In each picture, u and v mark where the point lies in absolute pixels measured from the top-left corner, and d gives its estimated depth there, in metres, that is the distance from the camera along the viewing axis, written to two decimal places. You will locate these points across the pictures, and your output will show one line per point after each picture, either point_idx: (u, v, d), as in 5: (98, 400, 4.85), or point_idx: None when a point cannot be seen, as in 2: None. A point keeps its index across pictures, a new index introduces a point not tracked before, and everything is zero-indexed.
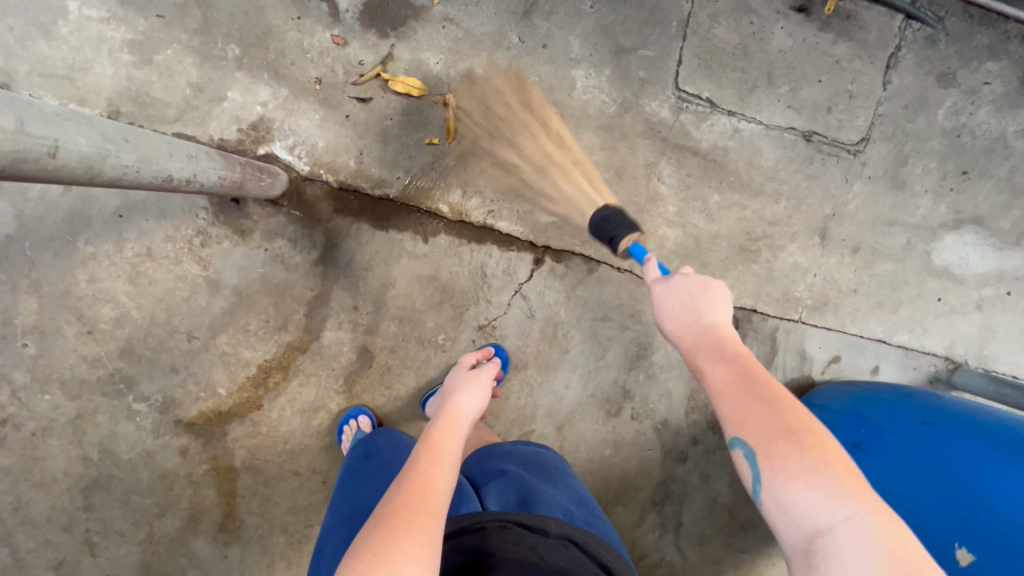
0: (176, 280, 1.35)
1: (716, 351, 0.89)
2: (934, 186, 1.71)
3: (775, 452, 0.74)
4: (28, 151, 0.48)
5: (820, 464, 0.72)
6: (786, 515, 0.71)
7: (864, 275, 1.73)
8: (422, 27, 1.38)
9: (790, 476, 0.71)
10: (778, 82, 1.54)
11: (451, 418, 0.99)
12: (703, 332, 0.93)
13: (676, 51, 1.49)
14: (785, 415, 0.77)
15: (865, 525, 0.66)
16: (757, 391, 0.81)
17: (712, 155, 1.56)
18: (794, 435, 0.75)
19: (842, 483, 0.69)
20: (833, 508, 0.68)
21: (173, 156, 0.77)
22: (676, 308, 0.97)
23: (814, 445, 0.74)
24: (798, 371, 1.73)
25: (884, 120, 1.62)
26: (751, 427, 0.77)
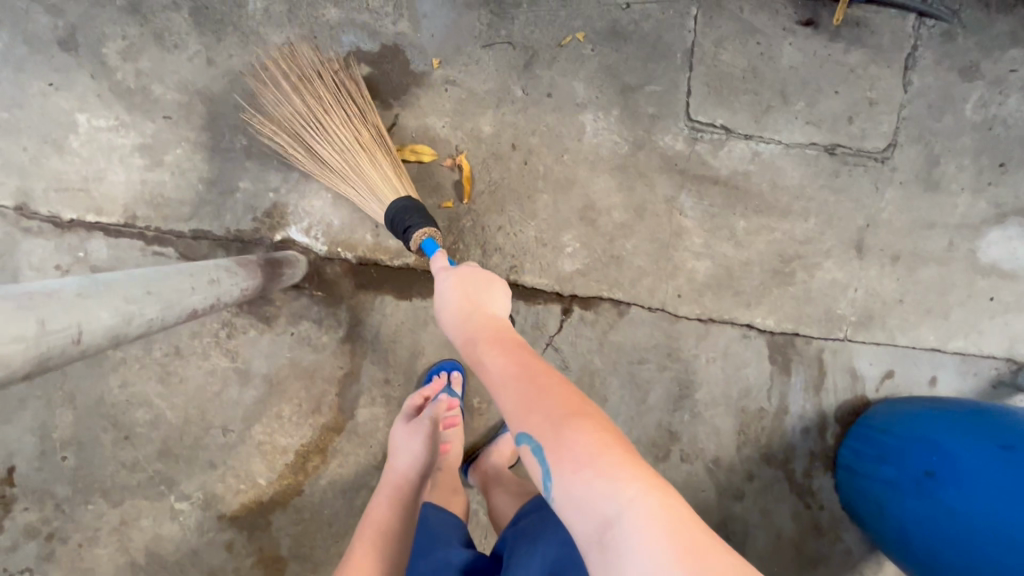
0: (206, 374, 1.34)
1: (500, 344, 0.84)
2: (971, 182, 1.63)
3: (551, 439, 0.67)
4: (52, 349, 0.46)
5: (595, 445, 0.65)
6: (574, 509, 0.64)
7: (907, 282, 1.65)
8: (425, 93, 1.36)
9: (570, 462, 0.65)
10: (793, 99, 1.49)
11: (390, 489, 1.12)
12: (478, 322, 0.91)
13: (684, 82, 1.45)
14: (559, 397, 0.72)
15: (639, 504, 0.60)
16: (530, 376, 0.77)
17: (734, 181, 1.51)
18: (555, 421, 0.69)
19: (618, 466, 0.63)
20: (611, 491, 0.61)
21: (188, 284, 0.74)
22: (462, 306, 0.94)
23: (581, 427, 0.67)
24: (850, 391, 1.64)
25: (908, 123, 1.55)
26: (533, 418, 0.70)
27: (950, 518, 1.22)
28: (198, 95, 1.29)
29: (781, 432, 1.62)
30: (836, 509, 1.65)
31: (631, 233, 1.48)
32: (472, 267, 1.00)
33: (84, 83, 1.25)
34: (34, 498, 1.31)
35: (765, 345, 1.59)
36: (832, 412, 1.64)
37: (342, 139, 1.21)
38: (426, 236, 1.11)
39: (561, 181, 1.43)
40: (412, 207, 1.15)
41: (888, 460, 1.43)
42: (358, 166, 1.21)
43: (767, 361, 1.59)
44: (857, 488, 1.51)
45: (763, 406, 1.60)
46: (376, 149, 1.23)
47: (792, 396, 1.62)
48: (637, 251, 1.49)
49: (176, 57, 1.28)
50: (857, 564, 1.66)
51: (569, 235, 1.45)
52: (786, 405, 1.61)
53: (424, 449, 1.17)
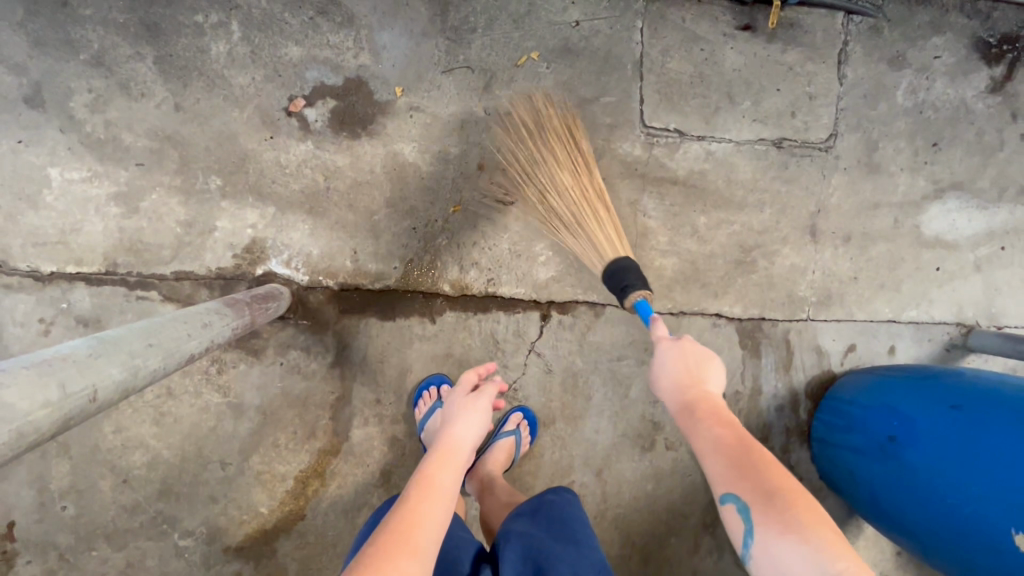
0: (200, 412, 1.37)
1: (714, 414, 0.96)
2: (909, 163, 1.75)
3: (767, 509, 0.80)
4: (72, 409, 0.51)
5: (804, 520, 0.78)
6: (776, 573, 0.77)
7: (860, 261, 1.76)
8: (391, 121, 1.42)
9: (776, 526, 0.78)
10: (739, 99, 1.59)
11: (446, 449, 1.04)
12: (698, 396, 1.00)
13: (636, 92, 1.53)
14: (770, 475, 0.84)
15: (847, 573, 0.71)
16: (742, 450, 0.89)
17: (691, 181, 1.60)
18: (775, 496, 0.81)
19: (822, 541, 0.75)
20: (815, 561, 0.73)
21: (184, 329, 0.78)
22: (681, 375, 1.04)
23: (802, 506, 0.80)
24: (817, 367, 1.75)
25: (847, 113, 1.67)
26: (744, 486, 0.83)
27: (913, 478, 1.31)
28: (169, 140, 1.32)
29: (757, 411, 1.71)
30: (815, 479, 1.75)
31: None
32: (693, 341, 1.09)
33: (54, 138, 1.28)
34: (37, 550, 1.32)
35: (734, 332, 1.68)
36: (802, 388, 1.74)
37: (571, 193, 1.33)
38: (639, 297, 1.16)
39: None
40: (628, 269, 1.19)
41: (855, 429, 1.52)
42: (584, 222, 1.31)
43: (738, 347, 1.68)
44: (830, 457, 1.61)
45: (738, 389, 1.69)
46: (600, 208, 1.32)
47: (764, 377, 1.71)
48: None
49: (144, 106, 1.31)
50: (839, 528, 1.76)
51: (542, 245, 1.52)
52: (759, 386, 1.71)
53: (482, 425, 1.15)
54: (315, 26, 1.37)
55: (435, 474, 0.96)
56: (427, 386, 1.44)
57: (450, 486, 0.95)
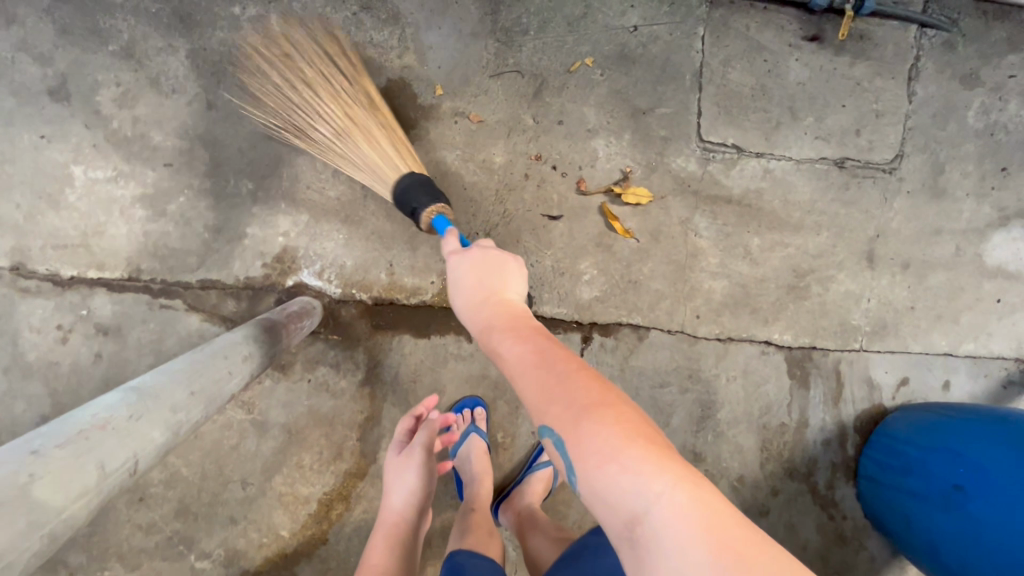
0: (222, 428, 1.29)
1: (513, 333, 0.79)
2: (975, 188, 1.64)
3: (572, 437, 0.62)
4: (120, 472, 0.57)
5: (618, 439, 0.60)
6: (601, 505, 0.59)
7: (918, 289, 1.66)
8: (434, 126, 1.33)
9: (593, 454, 0.60)
10: (802, 116, 1.49)
11: (385, 527, 1.12)
12: (493, 310, 0.85)
13: (694, 103, 1.43)
14: (575, 386, 0.67)
15: (671, 501, 0.55)
16: (552, 364, 0.71)
17: (746, 200, 1.50)
18: (581, 412, 0.63)
19: (638, 457, 0.58)
20: (638, 488, 0.56)
21: (224, 366, 0.87)
22: (473, 293, 0.88)
23: (608, 419, 0.62)
24: (868, 401, 1.65)
25: (914, 133, 1.56)
26: (553, 411, 0.65)
27: (986, 535, 1.21)
28: (199, 140, 1.24)
29: (803, 445, 1.62)
30: (860, 518, 1.66)
31: (648, 257, 1.46)
32: (489, 246, 0.93)
33: (79, 134, 1.20)
34: (46, 569, 1.26)
35: (783, 361, 1.59)
36: (851, 422, 1.64)
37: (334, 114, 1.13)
38: (435, 213, 1.04)
39: (575, 209, 1.41)
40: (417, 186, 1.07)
41: (913, 472, 1.43)
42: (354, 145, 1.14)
43: (786, 377, 1.59)
44: (882, 500, 1.51)
45: (784, 421, 1.60)
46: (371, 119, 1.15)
47: (812, 409, 1.62)
48: (654, 275, 1.47)
49: (175, 102, 1.23)
50: (882, 570, 1.67)
51: (586, 263, 1.43)
52: (807, 418, 1.62)
53: (420, 483, 1.15)
54: (358, 22, 1.28)
55: (367, 555, 1.06)
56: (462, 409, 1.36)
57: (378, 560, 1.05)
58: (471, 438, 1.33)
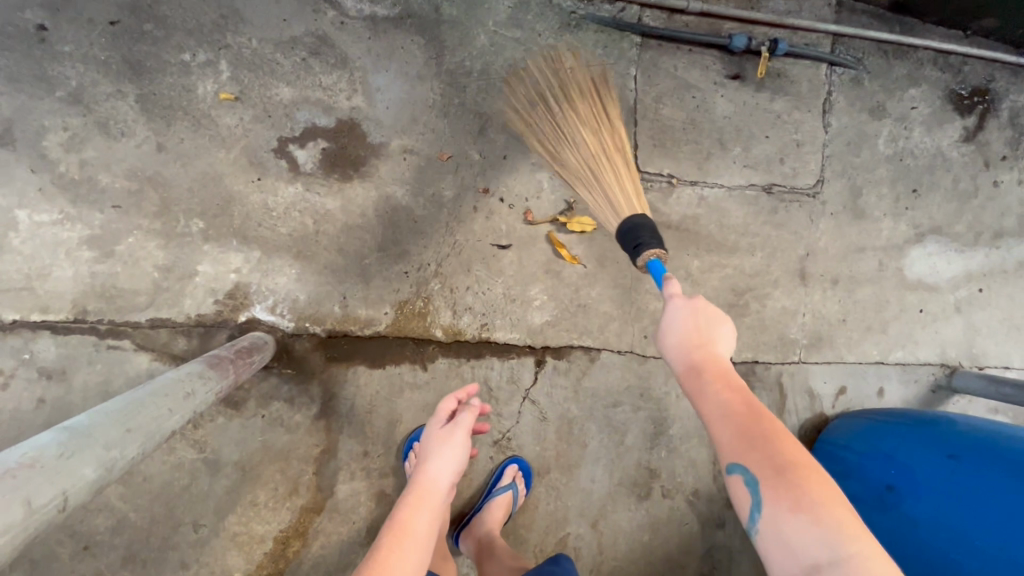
0: (173, 469, 1.27)
1: (725, 378, 0.91)
2: (891, 209, 1.79)
3: (778, 486, 0.77)
4: (33, 518, 0.52)
5: (823, 502, 0.74)
6: (783, 551, 0.74)
7: (848, 303, 1.78)
8: (384, 163, 1.39)
9: (790, 505, 0.75)
10: (730, 146, 1.61)
11: (423, 489, 1.05)
12: (701, 358, 0.95)
13: (631, 137, 1.54)
14: (782, 446, 0.81)
15: (864, 558, 0.69)
16: (755, 420, 0.85)
17: (684, 225, 1.60)
18: (788, 471, 0.78)
19: (838, 522, 0.72)
20: (831, 543, 0.70)
21: (165, 404, 0.79)
22: (687, 332, 0.98)
23: (815, 483, 0.77)
24: (810, 410, 1.74)
25: (833, 160, 1.71)
26: (755, 458, 0.80)
27: (916, 530, 1.27)
28: (149, 182, 1.26)
29: None
30: None
31: (595, 281, 1.54)
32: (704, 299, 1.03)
33: (24, 178, 1.21)
34: None
35: None
36: (795, 431, 1.73)
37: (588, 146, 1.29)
38: (651, 257, 1.10)
39: (524, 238, 1.48)
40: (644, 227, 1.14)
41: (851, 476, 1.49)
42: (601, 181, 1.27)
43: None
44: None
45: None
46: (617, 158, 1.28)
47: None
48: (601, 298, 1.55)
49: (124, 145, 1.25)
50: None
51: (536, 289, 1.49)
52: None
53: (461, 460, 1.11)
54: (307, 66, 1.34)
55: (410, 519, 0.99)
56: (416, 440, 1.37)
57: (423, 530, 1.00)
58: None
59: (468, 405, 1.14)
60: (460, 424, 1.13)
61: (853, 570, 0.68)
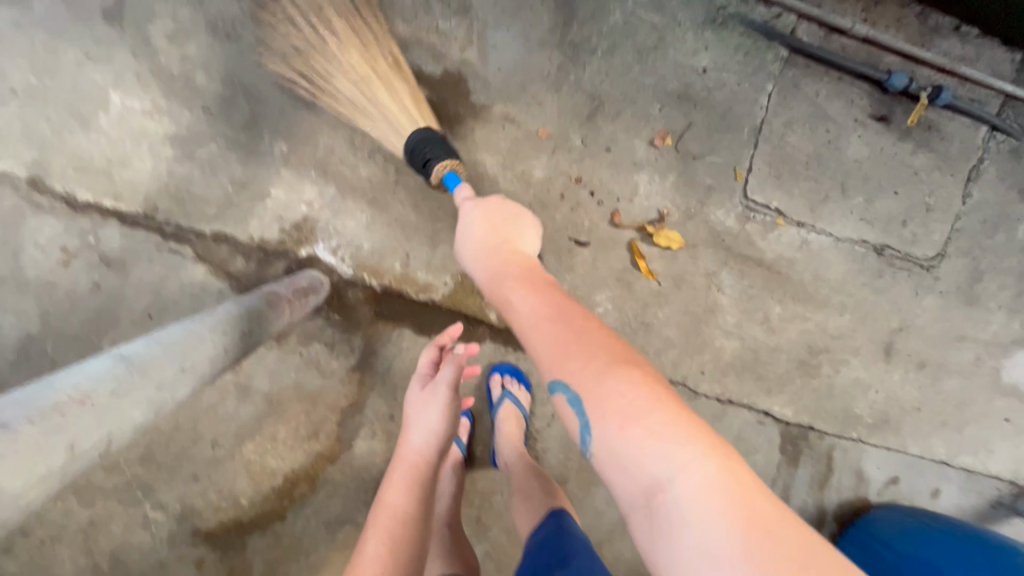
0: (205, 384, 1.27)
1: (529, 286, 0.82)
2: (1010, 303, 1.60)
3: (598, 398, 0.63)
4: (84, 460, 0.58)
5: (645, 402, 0.60)
6: (616, 468, 0.60)
7: (928, 391, 1.62)
8: (480, 126, 1.30)
9: (618, 415, 0.61)
10: (852, 194, 1.45)
11: (402, 455, 1.07)
12: (507, 263, 0.88)
13: (746, 159, 1.39)
14: (605, 347, 0.68)
15: (704, 470, 0.55)
16: (584, 327, 0.72)
17: (777, 266, 1.46)
18: (593, 374, 0.65)
19: (672, 425, 0.58)
20: (665, 455, 0.56)
21: (210, 342, 0.86)
22: (488, 241, 0.92)
23: (614, 381, 0.63)
24: (853, 492, 1.61)
25: (961, 234, 1.52)
26: (571, 367, 0.67)
27: None
28: (243, 92, 1.21)
29: None
30: None
31: (665, 302, 1.43)
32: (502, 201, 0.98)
33: (124, 60, 1.18)
34: None
35: (778, 434, 1.55)
36: (832, 509, 1.61)
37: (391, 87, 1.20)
38: (446, 168, 1.05)
39: (604, 239, 1.38)
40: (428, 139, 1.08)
41: None
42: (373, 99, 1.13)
43: (777, 451, 1.56)
44: None
45: None
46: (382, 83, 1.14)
47: (796, 488, 1.59)
48: (667, 322, 1.44)
49: (226, 48, 1.20)
50: None
51: (603, 296, 1.40)
52: (788, 496, 1.58)
53: (441, 423, 1.09)
54: (427, 6, 1.24)
55: (384, 494, 1.00)
56: None
57: (397, 503, 0.98)
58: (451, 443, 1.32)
59: (449, 353, 1.09)
60: (440, 385, 1.10)
61: (687, 488, 0.54)
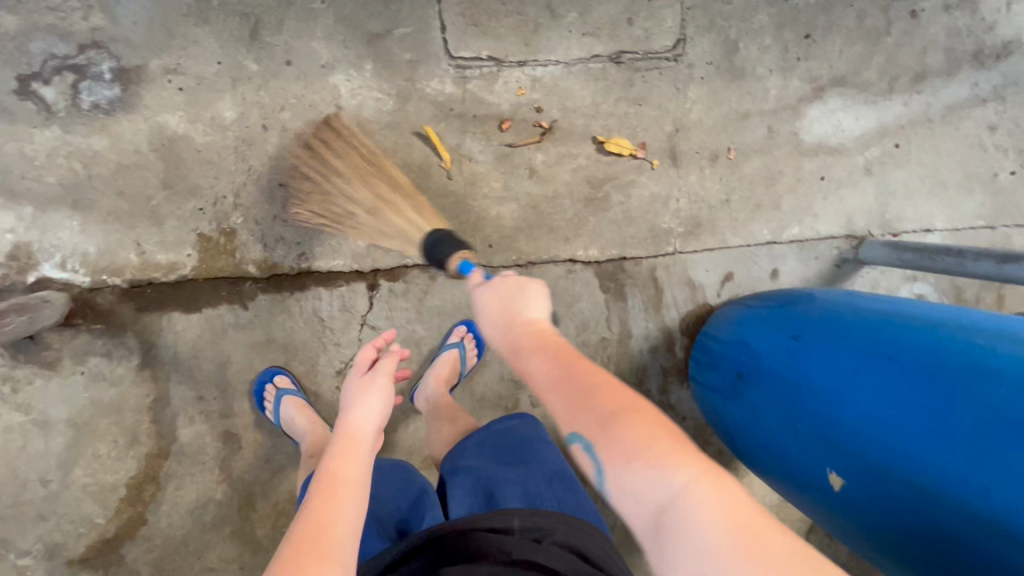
0: (3, 433, 1.30)
1: (545, 353, 0.86)
2: (778, 63, 1.57)
3: (607, 440, 0.73)
4: None
5: (651, 439, 0.72)
6: (631, 500, 0.70)
7: (732, 181, 1.61)
8: (146, 89, 1.25)
9: (624, 454, 0.71)
10: (563, 13, 1.39)
11: (347, 440, 0.91)
12: (521, 330, 0.91)
13: (435, 18, 1.33)
14: (612, 397, 0.78)
15: (693, 489, 0.66)
16: (584, 379, 0.81)
17: (520, 115, 1.42)
18: (610, 423, 0.74)
19: (666, 455, 0.69)
20: (665, 481, 0.67)
21: None
22: (504, 318, 0.95)
23: (633, 425, 0.73)
24: (691, 303, 1.64)
25: (694, 13, 1.48)
26: (584, 419, 0.76)
27: (754, 415, 1.19)
28: None
29: (629, 356, 1.62)
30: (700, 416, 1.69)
31: (422, 192, 1.41)
32: (510, 276, 1.01)
33: None
34: None
35: (594, 276, 1.56)
36: (676, 326, 1.64)
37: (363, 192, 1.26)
38: (461, 260, 1.14)
39: None
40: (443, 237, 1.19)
41: (713, 366, 1.40)
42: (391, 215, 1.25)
43: (600, 292, 1.57)
44: (698, 397, 1.49)
45: (605, 336, 1.60)
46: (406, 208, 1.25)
47: (633, 320, 1.61)
48: (434, 211, 1.43)
49: None
50: (729, 461, 1.73)
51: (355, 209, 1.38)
52: (628, 330, 1.61)
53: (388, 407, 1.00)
54: None
55: (341, 468, 0.86)
56: (264, 383, 1.36)
57: (354, 476, 0.86)
58: (286, 399, 1.32)
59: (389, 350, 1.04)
60: (381, 371, 1.03)
61: (682, 503, 0.65)
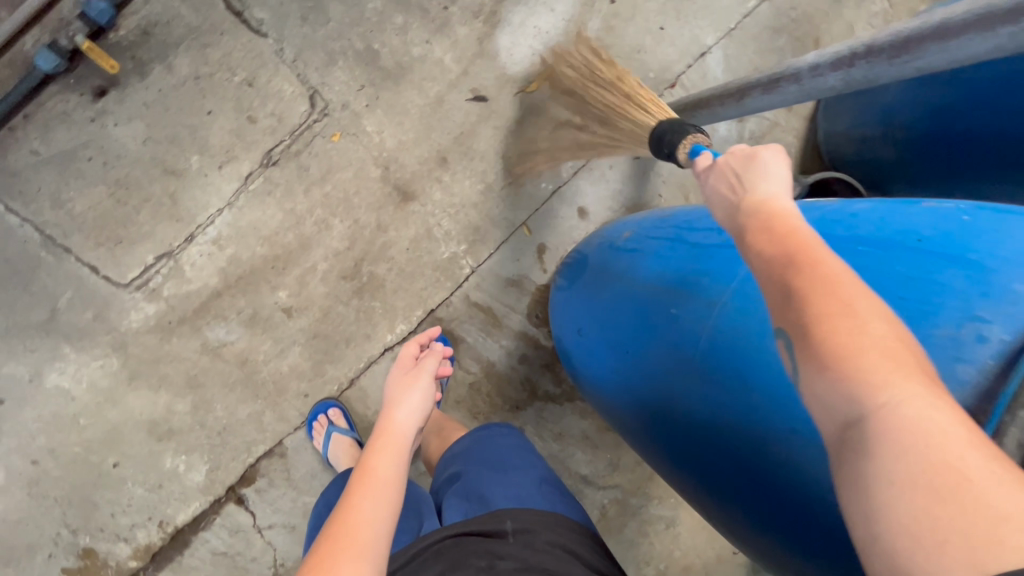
0: None
1: (765, 233, 0.56)
2: (428, 29, 1.35)
3: (806, 342, 0.47)
4: None
5: (842, 338, 0.45)
6: (830, 417, 0.45)
7: (477, 165, 1.44)
8: None
9: (841, 353, 0.44)
10: (185, 164, 1.24)
11: (382, 437, 0.84)
12: (754, 209, 0.60)
13: (79, 264, 1.23)
14: (781, 310, 0.50)
15: (908, 407, 0.41)
16: (784, 271, 0.51)
17: (232, 276, 1.32)
18: (820, 324, 0.46)
19: (869, 368, 0.43)
20: (859, 393, 0.42)
21: None
22: (726, 198, 0.66)
23: (842, 327, 0.45)
24: (525, 296, 1.53)
25: (304, 56, 1.28)
26: (787, 311, 0.49)
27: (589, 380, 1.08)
28: None
29: (506, 378, 1.57)
30: None
31: (210, 403, 1.35)
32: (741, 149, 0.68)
33: None
34: None
35: None
36: (528, 323, 1.55)
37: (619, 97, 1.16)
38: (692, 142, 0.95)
39: (106, 437, 1.32)
40: (676, 124, 1.00)
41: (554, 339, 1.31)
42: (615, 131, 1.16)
43: None
44: None
45: (471, 379, 1.55)
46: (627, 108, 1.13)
47: (485, 347, 1.54)
48: (235, 408, 1.36)
49: None
50: None
51: (169, 458, 1.35)
52: (488, 359, 1.55)
53: (430, 406, 0.93)
54: None
55: (376, 464, 0.78)
56: (317, 416, 1.37)
57: (391, 473, 0.78)
58: (333, 438, 1.31)
59: (439, 349, 0.98)
60: (425, 370, 0.95)
61: (881, 427, 0.41)
